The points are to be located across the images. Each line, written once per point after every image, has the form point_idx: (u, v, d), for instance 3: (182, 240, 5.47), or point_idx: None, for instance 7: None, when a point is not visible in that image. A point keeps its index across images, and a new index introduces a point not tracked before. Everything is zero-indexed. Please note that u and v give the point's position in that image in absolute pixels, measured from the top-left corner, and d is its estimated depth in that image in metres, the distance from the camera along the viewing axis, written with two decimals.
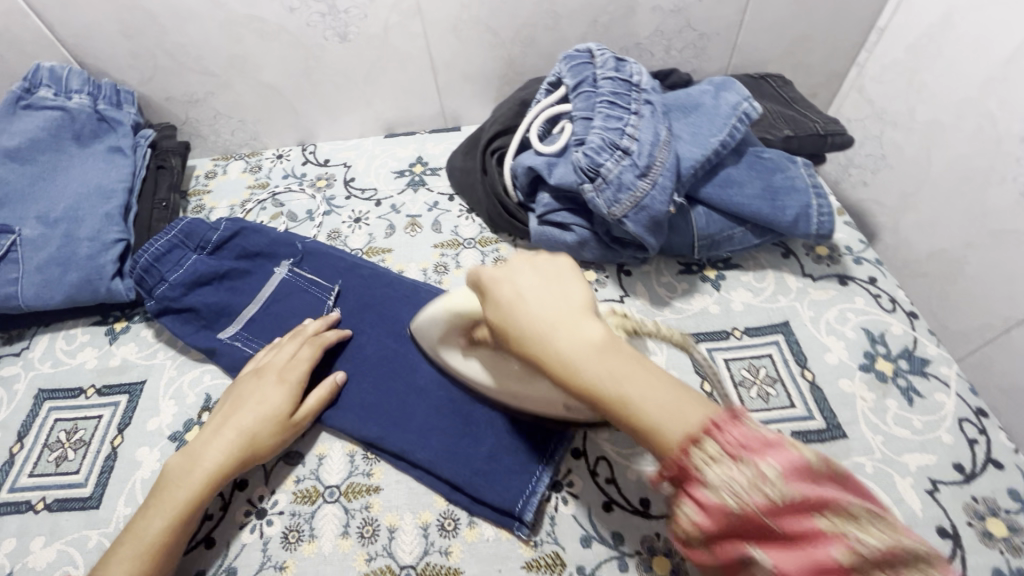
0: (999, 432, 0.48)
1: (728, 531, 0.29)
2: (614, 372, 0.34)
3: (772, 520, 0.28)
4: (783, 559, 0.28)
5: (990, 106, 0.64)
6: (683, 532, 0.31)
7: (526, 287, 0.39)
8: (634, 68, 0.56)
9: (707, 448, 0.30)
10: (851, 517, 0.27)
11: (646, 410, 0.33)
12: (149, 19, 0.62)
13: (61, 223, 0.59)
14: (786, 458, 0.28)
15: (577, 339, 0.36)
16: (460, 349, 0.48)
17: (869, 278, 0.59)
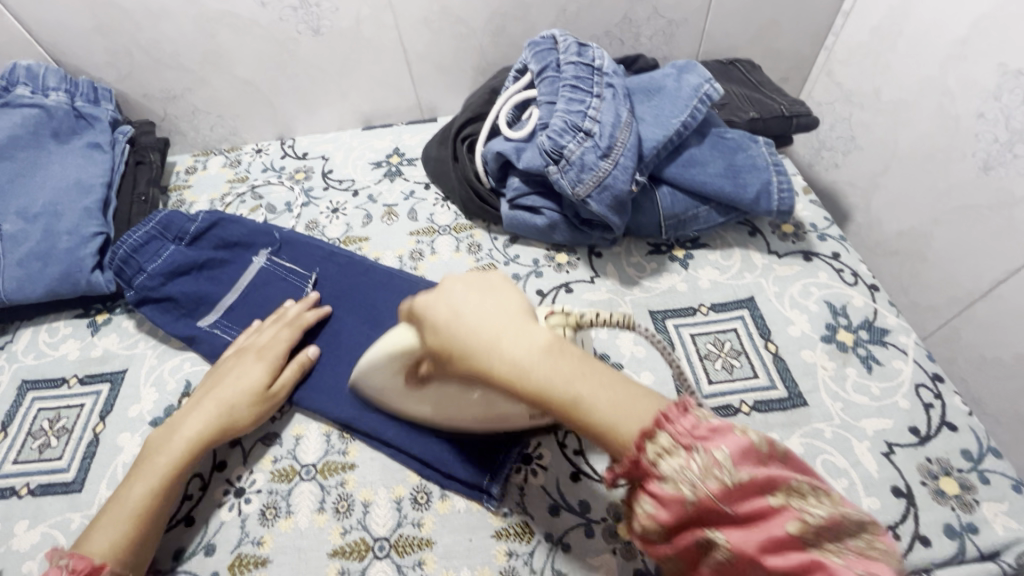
0: (954, 396, 0.50)
1: (687, 521, 0.29)
2: (563, 373, 0.32)
3: (727, 506, 0.28)
4: (740, 542, 0.28)
5: (949, 83, 0.66)
6: (644, 526, 0.31)
7: (464, 303, 0.36)
8: (597, 53, 0.57)
9: (661, 441, 0.29)
10: (796, 490, 0.28)
11: (603, 409, 0.31)
12: (123, 16, 0.64)
13: (41, 218, 0.60)
14: (736, 444, 0.28)
15: (521, 346, 0.33)
16: (407, 388, 0.44)
17: (832, 254, 0.61)
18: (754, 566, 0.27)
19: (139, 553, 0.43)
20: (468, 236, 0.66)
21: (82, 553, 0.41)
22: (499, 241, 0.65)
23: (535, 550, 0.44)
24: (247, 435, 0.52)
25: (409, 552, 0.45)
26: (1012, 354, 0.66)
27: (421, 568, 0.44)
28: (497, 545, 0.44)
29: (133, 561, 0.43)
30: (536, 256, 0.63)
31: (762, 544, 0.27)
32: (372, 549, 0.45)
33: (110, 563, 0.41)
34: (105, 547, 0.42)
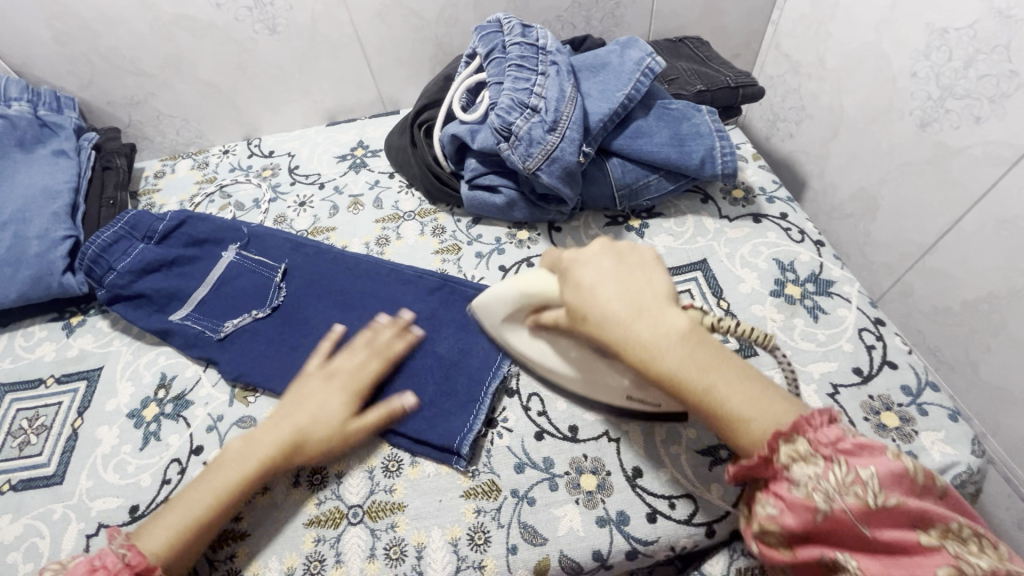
0: (894, 337, 0.52)
1: (814, 531, 0.32)
2: (699, 363, 0.35)
3: (867, 525, 0.31)
4: (872, 566, 0.30)
5: (884, 47, 0.69)
6: (767, 526, 0.33)
7: (607, 271, 0.40)
8: (540, 33, 0.60)
9: (801, 448, 0.32)
10: (939, 527, 0.31)
11: (732, 399, 0.34)
12: (81, 24, 0.65)
13: (9, 225, 0.61)
14: (886, 468, 0.31)
15: (663, 330, 0.36)
16: (527, 328, 0.48)
17: (780, 214, 0.63)
18: None
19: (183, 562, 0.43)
20: (432, 220, 0.67)
21: (137, 547, 0.41)
22: (462, 222, 0.67)
23: (502, 505, 0.46)
24: (223, 419, 0.53)
25: (381, 516, 0.46)
26: (960, 302, 0.68)
27: (393, 530, 0.46)
28: (466, 504, 0.46)
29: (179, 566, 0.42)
30: (498, 234, 0.65)
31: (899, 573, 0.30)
32: (346, 516, 0.47)
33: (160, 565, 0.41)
34: (160, 546, 0.42)
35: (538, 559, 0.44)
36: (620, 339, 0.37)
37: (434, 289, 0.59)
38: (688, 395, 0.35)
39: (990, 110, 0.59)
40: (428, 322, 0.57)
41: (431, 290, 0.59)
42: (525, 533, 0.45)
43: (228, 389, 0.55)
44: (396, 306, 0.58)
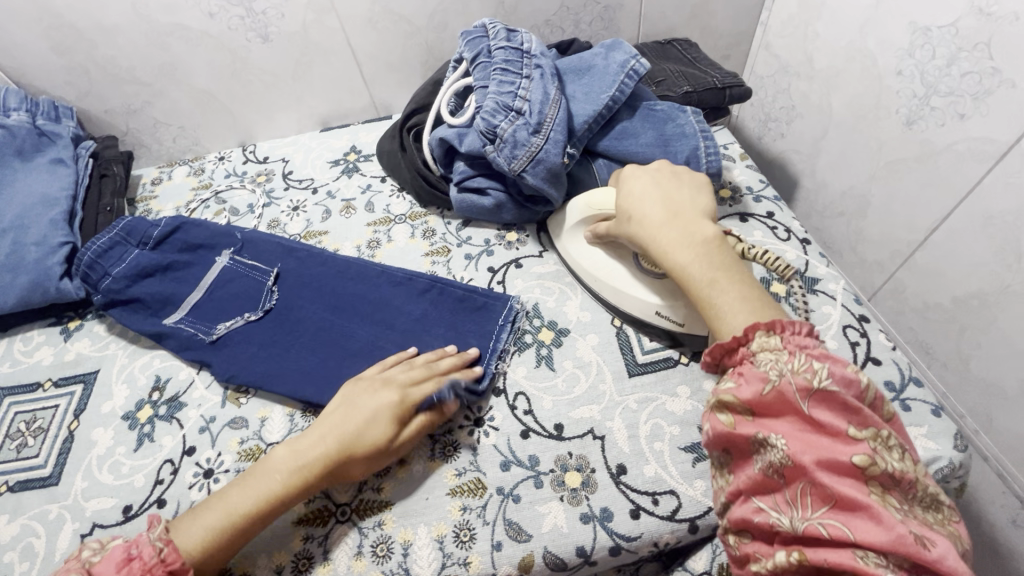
0: (878, 333, 0.53)
1: (762, 403, 0.38)
2: (712, 262, 0.46)
3: (806, 404, 0.37)
4: (798, 445, 0.36)
5: (869, 46, 0.69)
6: (722, 401, 0.40)
7: (654, 194, 0.51)
8: (525, 37, 0.61)
9: (772, 341, 0.40)
10: (874, 433, 0.36)
11: (728, 295, 0.44)
12: (77, 35, 0.67)
13: (9, 232, 0.63)
14: (841, 371, 0.37)
15: (692, 234, 0.48)
16: (586, 237, 0.57)
17: (767, 213, 0.64)
18: (804, 470, 0.35)
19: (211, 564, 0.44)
20: (423, 222, 0.68)
21: (175, 541, 0.43)
22: (452, 225, 0.68)
23: (487, 503, 0.47)
24: (215, 421, 0.54)
25: (370, 514, 0.47)
26: (950, 298, 0.69)
27: (381, 528, 0.46)
28: (453, 501, 0.47)
29: (207, 569, 0.43)
30: (487, 236, 0.66)
31: (820, 454, 0.35)
32: (334, 514, 0.47)
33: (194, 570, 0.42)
34: (196, 544, 0.43)
35: (522, 555, 0.44)
36: (652, 238, 0.49)
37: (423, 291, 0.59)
38: (693, 283, 0.46)
39: (973, 107, 0.59)
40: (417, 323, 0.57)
41: (417, 291, 0.60)
42: (510, 530, 0.45)
43: (221, 390, 0.56)
44: (386, 307, 0.59)
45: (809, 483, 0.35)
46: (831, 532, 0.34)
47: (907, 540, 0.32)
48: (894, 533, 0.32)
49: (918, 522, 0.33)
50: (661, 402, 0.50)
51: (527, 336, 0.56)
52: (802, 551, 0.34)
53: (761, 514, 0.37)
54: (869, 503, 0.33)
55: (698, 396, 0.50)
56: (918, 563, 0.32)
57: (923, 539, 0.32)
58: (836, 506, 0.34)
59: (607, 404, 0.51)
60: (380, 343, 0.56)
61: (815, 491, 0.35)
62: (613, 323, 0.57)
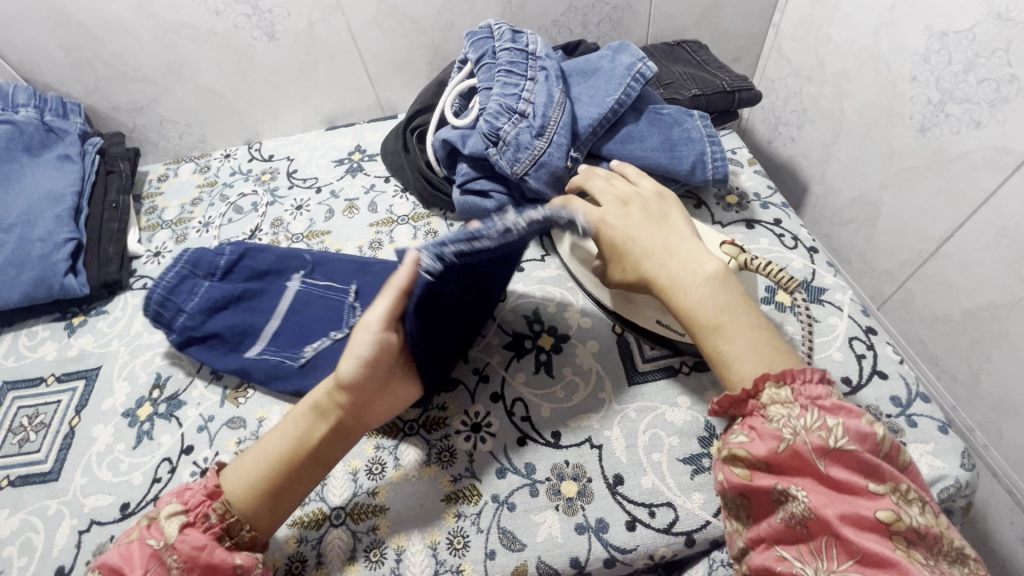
0: (886, 346, 0.52)
1: (778, 460, 0.35)
2: (719, 303, 0.41)
3: (822, 463, 0.34)
4: (820, 499, 0.34)
5: (884, 50, 0.68)
6: (736, 453, 0.37)
7: (636, 223, 0.47)
8: (531, 39, 0.60)
9: (782, 393, 0.37)
10: (893, 486, 0.34)
11: (735, 341, 0.39)
12: (85, 32, 0.67)
13: (15, 228, 0.63)
14: (856, 426, 0.35)
15: (693, 269, 0.42)
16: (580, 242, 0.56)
17: (774, 220, 0.63)
18: (827, 525, 0.33)
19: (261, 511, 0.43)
20: (425, 224, 0.68)
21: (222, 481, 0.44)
22: (454, 226, 0.67)
23: (482, 510, 0.46)
24: (214, 420, 0.54)
25: (364, 518, 0.47)
26: (961, 310, 0.67)
27: (374, 532, 0.46)
28: (447, 508, 0.47)
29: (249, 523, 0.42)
30: None
31: (842, 511, 0.33)
32: (329, 518, 0.47)
33: (229, 496, 0.42)
34: (235, 486, 0.43)
35: (516, 564, 0.44)
36: (650, 272, 0.44)
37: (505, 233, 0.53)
38: (698, 327, 0.41)
39: (990, 115, 0.57)
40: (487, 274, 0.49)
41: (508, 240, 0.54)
42: (504, 539, 0.45)
43: (220, 389, 0.57)
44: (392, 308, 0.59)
45: (833, 538, 0.33)
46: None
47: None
48: None
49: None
50: (661, 412, 0.50)
51: (526, 341, 0.56)
52: None
53: (784, 565, 0.34)
54: (897, 559, 0.31)
55: (698, 407, 0.50)
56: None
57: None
58: (863, 562, 0.32)
59: (606, 413, 0.50)
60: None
61: (841, 546, 0.33)
62: (614, 329, 0.56)
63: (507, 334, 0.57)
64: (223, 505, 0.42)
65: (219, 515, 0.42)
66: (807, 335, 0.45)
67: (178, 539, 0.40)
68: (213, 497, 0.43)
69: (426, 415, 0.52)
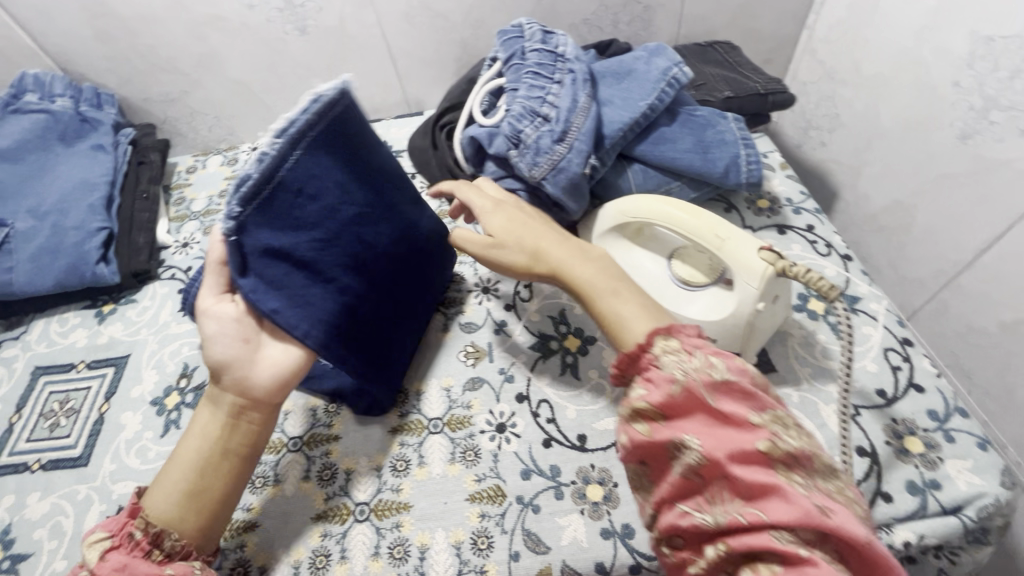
0: (922, 358, 0.50)
1: (672, 406, 0.35)
2: (604, 274, 0.44)
3: (711, 398, 0.34)
4: (710, 441, 0.33)
5: (924, 55, 0.66)
6: (635, 408, 0.36)
7: (526, 217, 0.50)
8: (562, 40, 0.59)
9: (671, 343, 0.37)
10: (771, 415, 0.34)
11: (626, 304, 0.42)
12: (120, 23, 0.68)
13: (51, 215, 0.64)
14: (735, 363, 0.35)
15: (578, 252, 0.47)
16: (618, 244, 0.56)
17: (807, 226, 0.62)
18: (718, 466, 0.32)
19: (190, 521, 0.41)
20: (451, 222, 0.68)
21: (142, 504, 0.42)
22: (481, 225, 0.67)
23: (506, 511, 0.46)
24: None
25: (387, 515, 0.47)
26: (997, 323, 0.65)
27: (398, 530, 0.46)
28: (472, 508, 0.46)
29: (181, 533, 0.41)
30: None
31: (729, 446, 0.32)
32: (353, 513, 0.47)
33: (148, 509, 0.41)
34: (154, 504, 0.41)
35: (540, 566, 0.43)
36: (545, 251, 0.47)
37: (394, 176, 0.52)
38: (595, 296, 0.43)
39: None
40: (363, 217, 0.47)
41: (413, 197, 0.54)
42: (529, 541, 0.44)
43: None
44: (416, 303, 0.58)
45: (724, 479, 0.32)
46: (751, 522, 0.30)
47: (817, 517, 0.29)
48: (802, 507, 0.30)
49: (825, 495, 0.31)
50: None
51: (552, 342, 0.56)
52: (726, 543, 0.31)
53: (686, 519, 0.33)
54: (779, 484, 0.31)
55: None
56: (824, 535, 0.30)
57: (826, 509, 0.30)
58: (750, 494, 0.31)
59: None
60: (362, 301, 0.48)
61: (731, 485, 0.32)
62: None
63: (533, 334, 0.56)
64: (143, 521, 0.40)
65: (144, 530, 0.40)
66: (848, 351, 0.41)
67: (99, 564, 0.38)
68: (132, 515, 0.41)
69: (450, 413, 0.52)
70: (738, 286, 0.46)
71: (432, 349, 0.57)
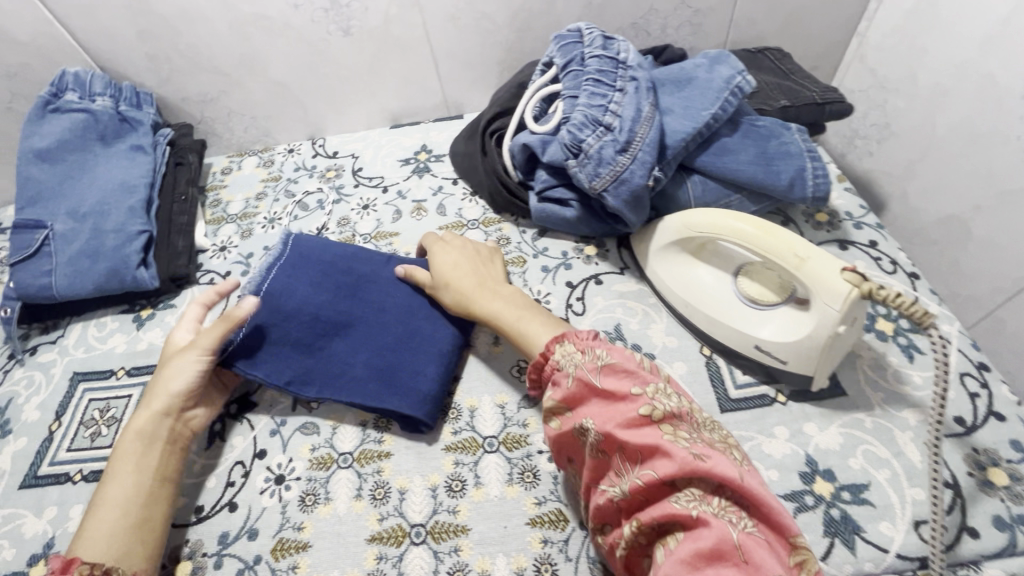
0: (1001, 385, 0.48)
1: (573, 397, 0.41)
2: (516, 305, 0.52)
3: (598, 381, 0.40)
4: (603, 418, 0.39)
5: (991, 66, 0.63)
6: (548, 408, 0.43)
7: (466, 253, 0.57)
8: (622, 46, 0.57)
9: (567, 347, 0.44)
10: (652, 387, 0.40)
11: (531, 323, 0.50)
12: (163, 22, 0.66)
13: (89, 218, 0.63)
14: (618, 354, 0.42)
15: (496, 288, 0.54)
16: (678, 259, 0.55)
17: (869, 242, 0.59)
18: (613, 440, 0.38)
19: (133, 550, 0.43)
20: (496, 230, 0.66)
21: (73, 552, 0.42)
22: (527, 234, 0.65)
23: (570, 537, 0.44)
24: (287, 424, 0.53)
25: (445, 538, 0.45)
26: None
27: (457, 554, 0.44)
28: (533, 532, 0.45)
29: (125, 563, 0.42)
30: (565, 248, 0.63)
31: (617, 418, 0.38)
32: (409, 535, 0.46)
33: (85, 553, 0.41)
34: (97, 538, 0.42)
35: None
36: (461, 287, 0.53)
37: (357, 253, 0.59)
38: (504, 326, 0.51)
39: None
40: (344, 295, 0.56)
41: (384, 257, 0.59)
42: (595, 569, 0.43)
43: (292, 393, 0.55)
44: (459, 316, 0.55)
45: (620, 451, 0.38)
46: (645, 481, 0.36)
47: (691, 463, 0.34)
48: (681, 459, 0.35)
49: (703, 444, 0.36)
50: (758, 442, 0.47)
51: None
52: (637, 518, 0.36)
53: (604, 497, 0.38)
54: (660, 442, 0.36)
55: (799, 438, 0.47)
56: (703, 478, 0.34)
57: (703, 455, 0.35)
58: (642, 456, 0.37)
59: None
60: (351, 362, 0.53)
61: (628, 455, 0.37)
62: (702, 351, 0.54)
63: None
64: (87, 566, 0.40)
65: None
66: (942, 381, 0.39)
67: None
68: (67, 567, 0.40)
69: (506, 431, 0.50)
70: (816, 306, 0.44)
71: (484, 363, 0.55)
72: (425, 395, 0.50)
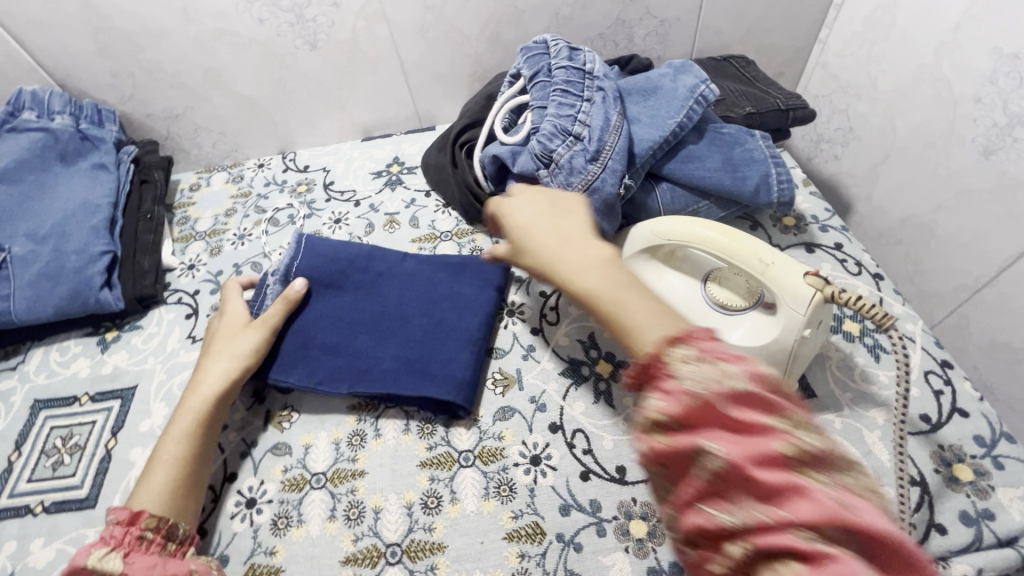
0: (964, 381, 0.49)
1: (687, 417, 0.26)
2: (617, 282, 0.35)
3: (731, 410, 0.25)
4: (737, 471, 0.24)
5: (945, 71, 0.65)
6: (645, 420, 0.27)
7: (540, 210, 0.42)
8: (588, 57, 0.58)
9: (684, 352, 0.28)
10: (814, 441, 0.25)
11: (635, 311, 0.34)
12: (125, 38, 0.65)
13: (49, 239, 0.61)
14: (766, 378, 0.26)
15: (585, 253, 0.38)
16: (649, 266, 0.55)
17: (835, 244, 0.61)
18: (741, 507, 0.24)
19: (184, 501, 0.45)
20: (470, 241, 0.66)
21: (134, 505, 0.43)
22: None
23: (547, 550, 0.44)
24: (257, 446, 0.52)
25: (421, 557, 0.45)
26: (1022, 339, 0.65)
27: (434, 572, 0.44)
28: (510, 547, 0.44)
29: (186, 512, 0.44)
30: None
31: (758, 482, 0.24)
32: (384, 555, 0.45)
33: (152, 510, 0.43)
34: (164, 486, 0.44)
35: None
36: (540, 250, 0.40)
37: (374, 253, 0.60)
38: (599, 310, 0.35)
39: None
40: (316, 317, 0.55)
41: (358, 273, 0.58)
42: None
43: (262, 414, 0.54)
44: (440, 325, 0.54)
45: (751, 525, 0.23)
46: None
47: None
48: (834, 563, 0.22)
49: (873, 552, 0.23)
50: None
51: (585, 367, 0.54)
52: None
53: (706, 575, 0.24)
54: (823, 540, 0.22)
55: None
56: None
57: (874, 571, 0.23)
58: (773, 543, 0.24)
59: None
60: (380, 356, 0.52)
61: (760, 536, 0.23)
62: None
63: (563, 359, 0.55)
64: (155, 518, 0.42)
65: (155, 528, 0.42)
66: (904, 381, 0.40)
67: (126, 567, 0.40)
68: (135, 522, 0.42)
69: (481, 445, 0.50)
70: (783, 311, 0.45)
71: None
72: (461, 379, 0.50)
